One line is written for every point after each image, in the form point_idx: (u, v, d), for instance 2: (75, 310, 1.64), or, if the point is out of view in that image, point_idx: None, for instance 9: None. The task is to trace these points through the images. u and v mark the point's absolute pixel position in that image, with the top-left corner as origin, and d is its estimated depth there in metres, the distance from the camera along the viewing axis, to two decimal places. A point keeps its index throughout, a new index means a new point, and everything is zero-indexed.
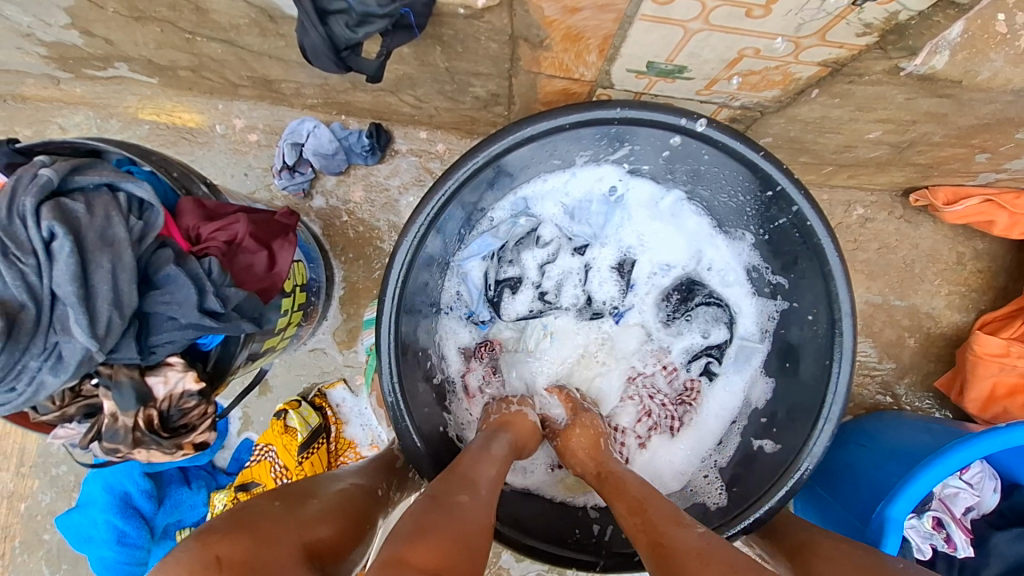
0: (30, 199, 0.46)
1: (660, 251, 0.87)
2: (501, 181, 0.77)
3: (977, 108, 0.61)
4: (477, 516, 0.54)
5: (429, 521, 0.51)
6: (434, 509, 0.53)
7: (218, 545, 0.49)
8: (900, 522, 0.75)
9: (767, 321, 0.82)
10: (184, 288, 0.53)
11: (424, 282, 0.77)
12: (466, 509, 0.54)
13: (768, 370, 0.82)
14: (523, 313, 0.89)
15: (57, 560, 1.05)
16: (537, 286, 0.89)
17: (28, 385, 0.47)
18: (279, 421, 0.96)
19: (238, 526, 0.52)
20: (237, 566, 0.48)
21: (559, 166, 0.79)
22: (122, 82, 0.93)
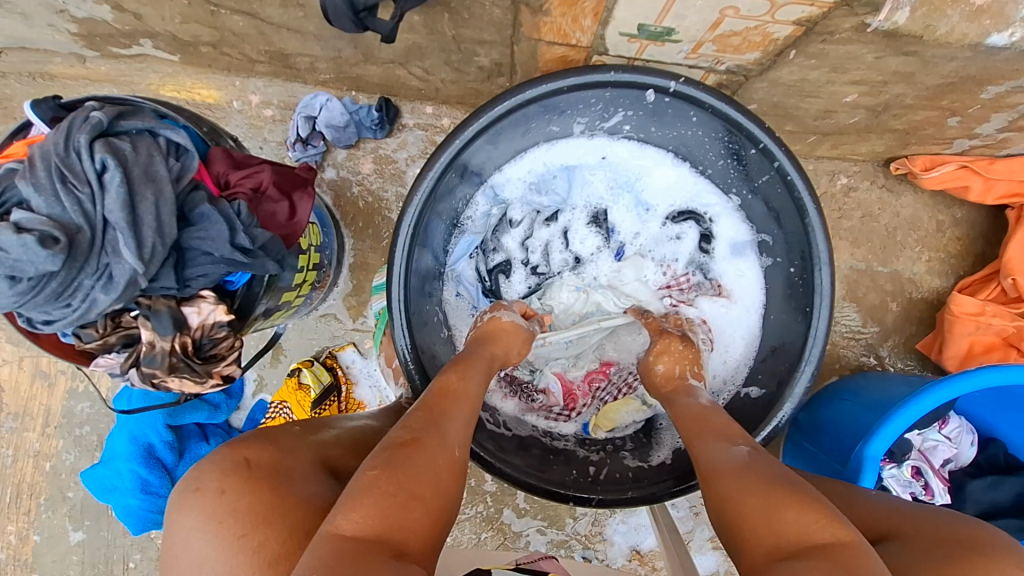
0: (84, 136, 0.52)
1: (635, 193, 0.92)
2: (473, 168, 0.82)
3: (941, 66, 0.67)
4: (434, 462, 0.55)
5: (381, 479, 0.51)
6: (389, 461, 0.53)
7: (245, 450, 0.59)
8: (877, 460, 0.80)
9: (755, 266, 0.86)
10: (217, 225, 0.59)
11: (422, 263, 0.81)
12: (425, 458, 0.55)
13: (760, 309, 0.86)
14: (523, 292, 0.93)
15: (80, 516, 1.10)
16: (526, 263, 0.93)
17: (82, 303, 0.52)
18: (293, 378, 1.02)
19: (265, 439, 0.62)
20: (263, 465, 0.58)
21: (520, 149, 0.85)
22: (145, 60, 0.98)
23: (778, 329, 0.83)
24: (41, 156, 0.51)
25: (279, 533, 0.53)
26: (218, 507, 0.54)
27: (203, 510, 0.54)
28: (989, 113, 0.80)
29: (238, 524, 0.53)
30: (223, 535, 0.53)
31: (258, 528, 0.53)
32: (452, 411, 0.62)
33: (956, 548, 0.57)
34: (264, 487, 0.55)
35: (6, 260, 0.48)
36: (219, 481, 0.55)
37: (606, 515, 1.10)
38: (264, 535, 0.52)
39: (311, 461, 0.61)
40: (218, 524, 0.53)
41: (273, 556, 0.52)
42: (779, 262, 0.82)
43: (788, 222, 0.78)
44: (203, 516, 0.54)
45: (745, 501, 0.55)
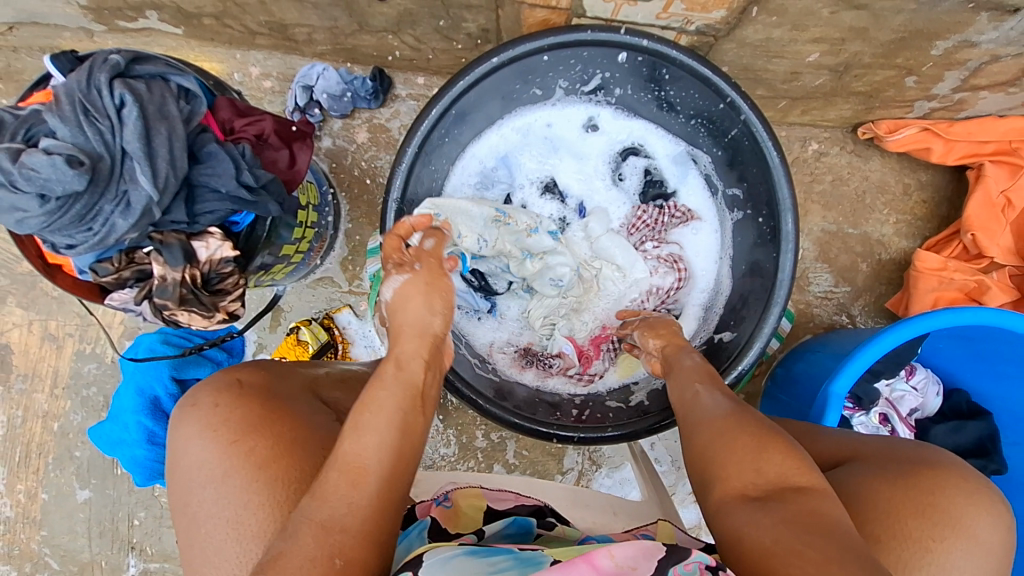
0: (104, 75, 0.59)
1: (586, 153, 0.98)
2: (428, 172, 0.87)
3: (890, 19, 0.75)
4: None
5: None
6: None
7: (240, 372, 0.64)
8: (841, 397, 0.85)
9: (720, 203, 0.93)
10: (223, 163, 0.64)
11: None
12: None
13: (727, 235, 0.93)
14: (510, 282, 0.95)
15: (87, 475, 1.14)
16: None
17: (102, 227, 0.59)
18: (292, 334, 1.07)
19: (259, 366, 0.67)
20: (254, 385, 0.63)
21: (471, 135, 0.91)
22: (150, 35, 1.02)
23: (745, 258, 0.89)
24: (66, 93, 0.58)
25: (268, 441, 0.56)
26: (212, 417, 0.58)
27: (199, 420, 0.58)
28: (942, 72, 0.87)
29: (229, 431, 0.57)
30: (218, 442, 0.57)
31: (247, 435, 0.56)
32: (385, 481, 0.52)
33: (908, 463, 0.61)
34: (255, 401, 0.59)
35: (36, 179, 0.54)
36: (213, 397, 0.60)
37: (593, 470, 1.14)
38: (254, 442, 0.56)
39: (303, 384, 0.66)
40: (212, 431, 0.57)
41: (262, 460, 0.55)
42: (747, 216, 0.88)
43: (744, 158, 0.84)
44: (200, 425, 0.58)
45: (735, 442, 0.60)
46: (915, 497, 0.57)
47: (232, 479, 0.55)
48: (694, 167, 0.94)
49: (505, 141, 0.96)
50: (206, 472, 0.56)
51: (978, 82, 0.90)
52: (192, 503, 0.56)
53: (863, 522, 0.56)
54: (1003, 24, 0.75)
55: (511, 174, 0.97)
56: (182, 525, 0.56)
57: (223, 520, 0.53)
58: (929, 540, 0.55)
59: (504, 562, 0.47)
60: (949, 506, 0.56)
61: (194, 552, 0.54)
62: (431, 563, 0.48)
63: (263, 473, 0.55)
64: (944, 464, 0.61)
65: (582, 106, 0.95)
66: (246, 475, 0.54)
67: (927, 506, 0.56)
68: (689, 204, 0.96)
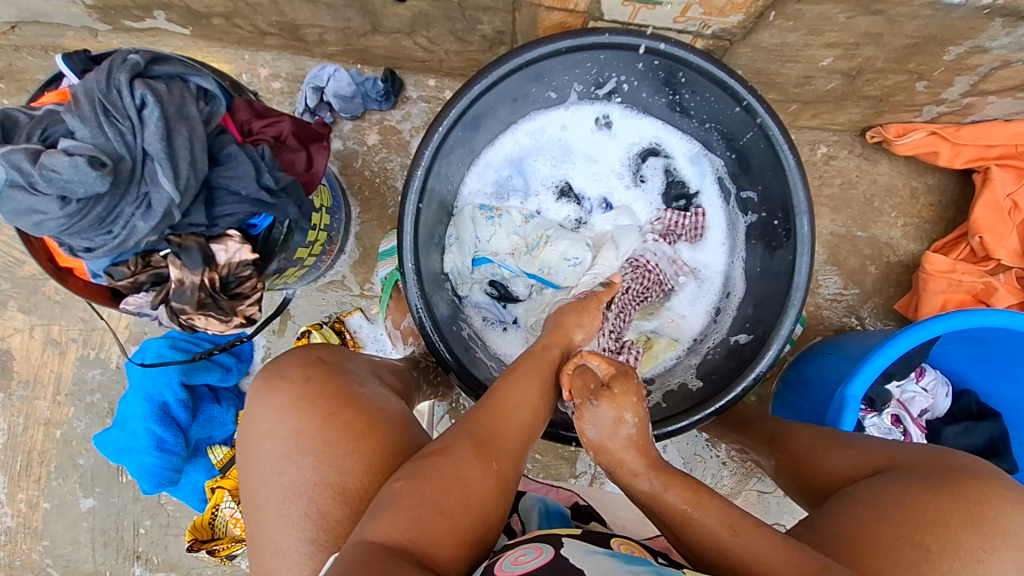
0: (124, 75, 0.57)
1: (597, 157, 0.98)
2: (444, 180, 0.86)
3: (905, 25, 0.75)
4: (462, 476, 0.55)
5: (406, 492, 0.53)
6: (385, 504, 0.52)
7: (320, 351, 0.68)
8: (857, 399, 0.85)
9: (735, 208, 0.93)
10: (243, 165, 0.63)
11: (428, 266, 0.85)
12: (452, 470, 0.55)
13: (741, 239, 0.92)
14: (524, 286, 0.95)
15: (91, 483, 1.12)
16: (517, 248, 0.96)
17: (122, 230, 0.58)
18: (303, 339, 1.06)
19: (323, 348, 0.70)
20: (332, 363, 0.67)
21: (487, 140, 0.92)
22: (157, 35, 1.01)
23: (760, 260, 0.89)
24: (85, 93, 0.57)
25: (361, 415, 0.61)
26: (304, 389, 0.62)
27: (291, 392, 0.62)
28: (952, 77, 0.87)
29: (327, 403, 0.61)
30: (315, 412, 0.61)
31: (344, 408, 0.61)
32: (498, 440, 0.60)
33: (949, 471, 0.61)
34: (340, 381, 0.64)
35: (56, 180, 0.53)
36: (303, 370, 0.64)
37: (606, 472, 1.13)
38: (349, 416, 0.60)
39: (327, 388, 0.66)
40: (308, 402, 0.61)
41: (360, 431, 0.60)
42: (762, 219, 0.87)
43: (758, 161, 0.84)
44: (293, 397, 0.62)
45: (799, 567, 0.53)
46: (962, 504, 0.57)
47: (333, 448, 0.58)
48: (711, 166, 0.93)
49: (519, 145, 0.96)
50: (307, 441, 0.59)
51: (987, 87, 0.91)
52: (288, 472, 0.58)
53: (912, 531, 0.56)
54: (1015, 31, 0.75)
55: (525, 180, 0.98)
56: (276, 495, 0.58)
57: (325, 484, 0.57)
58: (979, 551, 0.55)
59: (645, 573, 0.50)
60: (996, 515, 0.57)
61: (291, 519, 0.56)
62: (574, 550, 0.52)
63: (362, 443, 0.59)
64: (984, 472, 0.61)
65: (594, 108, 0.95)
66: (345, 445, 0.58)
67: (976, 517, 0.56)
68: (703, 206, 0.96)
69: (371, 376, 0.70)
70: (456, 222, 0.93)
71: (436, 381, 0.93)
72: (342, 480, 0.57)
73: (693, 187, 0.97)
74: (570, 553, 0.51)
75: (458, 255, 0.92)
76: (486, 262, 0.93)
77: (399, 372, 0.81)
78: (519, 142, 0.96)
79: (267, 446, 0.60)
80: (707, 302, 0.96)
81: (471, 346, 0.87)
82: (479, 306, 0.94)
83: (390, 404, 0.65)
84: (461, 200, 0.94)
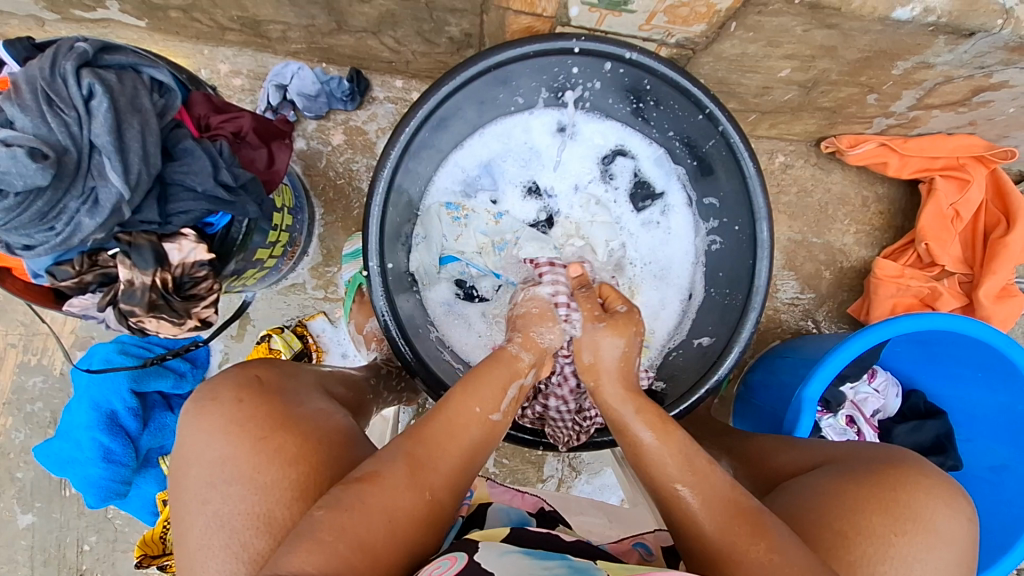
0: (70, 63, 0.55)
1: (565, 159, 0.99)
2: (412, 178, 0.85)
3: (858, 39, 0.77)
4: (391, 506, 0.53)
5: (327, 524, 0.49)
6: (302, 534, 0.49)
7: (256, 369, 0.64)
8: (813, 402, 0.87)
9: (700, 213, 0.94)
10: (200, 160, 0.61)
11: (393, 264, 0.84)
12: (379, 500, 0.53)
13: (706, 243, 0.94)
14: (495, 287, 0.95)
15: (30, 498, 1.06)
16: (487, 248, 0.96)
17: (66, 226, 0.55)
18: (263, 344, 1.03)
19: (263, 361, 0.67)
20: (270, 383, 0.63)
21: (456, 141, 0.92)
22: (108, 26, 0.96)
23: (721, 266, 0.90)
24: (27, 80, 0.53)
25: (296, 439, 0.57)
26: (236, 414, 0.58)
27: (221, 418, 0.58)
28: (901, 91, 0.92)
29: (258, 427, 0.57)
30: (244, 437, 0.56)
31: (277, 432, 0.57)
32: (434, 458, 0.58)
33: (876, 463, 0.64)
34: (277, 401, 0.60)
35: None
36: (235, 392, 0.60)
37: (572, 476, 1.14)
38: (283, 438, 0.57)
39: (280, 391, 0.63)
40: (238, 427, 0.57)
41: (291, 457, 0.56)
42: (724, 225, 0.89)
43: (717, 168, 0.86)
44: (223, 421, 0.57)
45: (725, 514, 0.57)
46: (875, 493, 0.59)
47: (263, 476, 0.54)
48: (677, 168, 0.94)
49: (488, 148, 0.96)
50: (233, 468, 0.55)
51: (932, 102, 0.95)
52: (212, 500, 0.54)
53: (833, 519, 0.58)
54: (957, 48, 0.77)
55: (494, 182, 0.98)
56: (199, 525, 0.53)
57: (252, 514, 0.53)
58: (891, 534, 0.57)
59: (554, 567, 0.50)
60: (910, 501, 0.59)
61: (213, 552, 0.52)
62: (488, 554, 0.52)
63: (294, 469, 0.55)
64: (908, 463, 0.64)
65: (560, 114, 0.96)
66: (276, 471, 0.55)
67: (891, 502, 0.59)
68: (669, 211, 0.97)
69: (310, 391, 0.66)
70: (423, 221, 0.92)
71: (398, 388, 0.92)
72: (269, 510, 0.53)
73: (661, 190, 0.97)
74: (484, 558, 0.51)
75: (425, 254, 0.92)
76: (453, 261, 0.94)
77: (348, 383, 0.78)
78: (491, 143, 0.96)
79: (187, 481, 0.56)
80: (673, 302, 0.96)
81: (437, 345, 0.87)
82: (445, 304, 0.93)
83: (332, 421, 0.62)
84: (428, 198, 0.94)
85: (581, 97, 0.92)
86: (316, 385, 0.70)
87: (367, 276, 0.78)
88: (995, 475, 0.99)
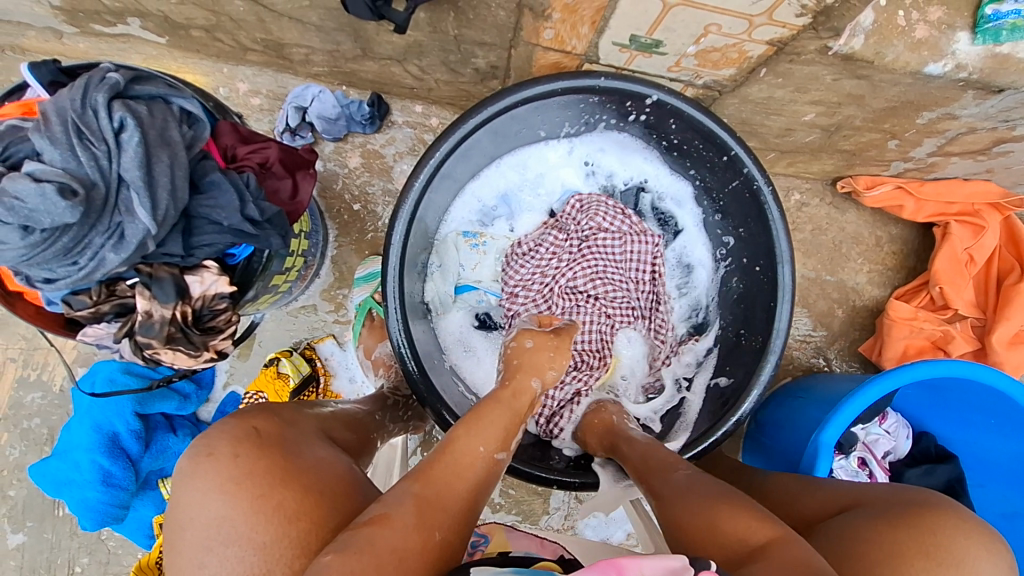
0: (102, 95, 0.54)
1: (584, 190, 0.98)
2: (431, 209, 0.84)
3: (886, 90, 0.77)
4: (400, 549, 0.49)
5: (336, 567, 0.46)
6: None
7: (253, 420, 0.61)
8: (830, 448, 0.86)
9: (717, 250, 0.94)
10: (227, 195, 0.60)
11: (410, 293, 0.83)
12: (388, 541, 0.49)
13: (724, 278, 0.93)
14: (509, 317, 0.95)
15: (22, 517, 1.03)
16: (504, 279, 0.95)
17: (90, 261, 0.54)
18: (271, 368, 1.01)
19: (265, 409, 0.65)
20: (268, 434, 0.60)
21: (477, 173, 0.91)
22: (128, 41, 0.95)
23: (735, 307, 0.90)
24: (57, 112, 0.52)
25: (297, 494, 0.54)
26: (231, 470, 0.55)
27: (218, 474, 0.55)
28: (923, 138, 0.92)
29: (256, 485, 0.54)
30: (241, 497, 0.54)
31: (276, 489, 0.54)
32: (444, 497, 0.55)
33: (910, 504, 0.61)
34: (276, 453, 0.57)
35: (21, 210, 0.49)
36: (233, 447, 0.57)
37: (579, 509, 1.12)
38: (281, 496, 0.54)
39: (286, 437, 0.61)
40: (235, 485, 0.54)
41: (292, 513, 0.53)
42: (744, 261, 0.88)
43: (738, 206, 0.86)
44: (218, 479, 0.54)
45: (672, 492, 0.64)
46: (912, 535, 0.58)
47: (260, 536, 0.52)
48: (697, 202, 0.93)
49: (506, 180, 0.95)
50: (230, 530, 0.52)
51: (951, 150, 0.95)
52: (209, 563, 0.52)
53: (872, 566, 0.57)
54: (983, 103, 0.78)
55: (510, 212, 0.97)
56: None
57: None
58: None
59: None
60: (949, 545, 0.57)
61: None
62: None
63: (294, 526, 0.53)
64: (948, 504, 0.61)
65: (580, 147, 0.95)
66: (275, 530, 0.52)
67: (935, 549, 0.57)
68: (687, 245, 0.97)
69: (313, 439, 0.64)
70: (440, 250, 0.91)
71: (405, 418, 0.90)
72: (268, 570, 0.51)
73: (682, 225, 0.96)
74: None
75: (441, 283, 0.91)
76: (470, 290, 0.95)
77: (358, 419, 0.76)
78: (510, 174, 0.95)
79: (187, 535, 0.53)
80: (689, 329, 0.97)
81: (452, 378, 0.86)
82: (460, 333, 0.92)
83: (335, 468, 0.61)
84: (446, 227, 0.93)
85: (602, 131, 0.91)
86: (318, 430, 0.67)
87: (384, 303, 0.77)
88: (1009, 522, 1.00)
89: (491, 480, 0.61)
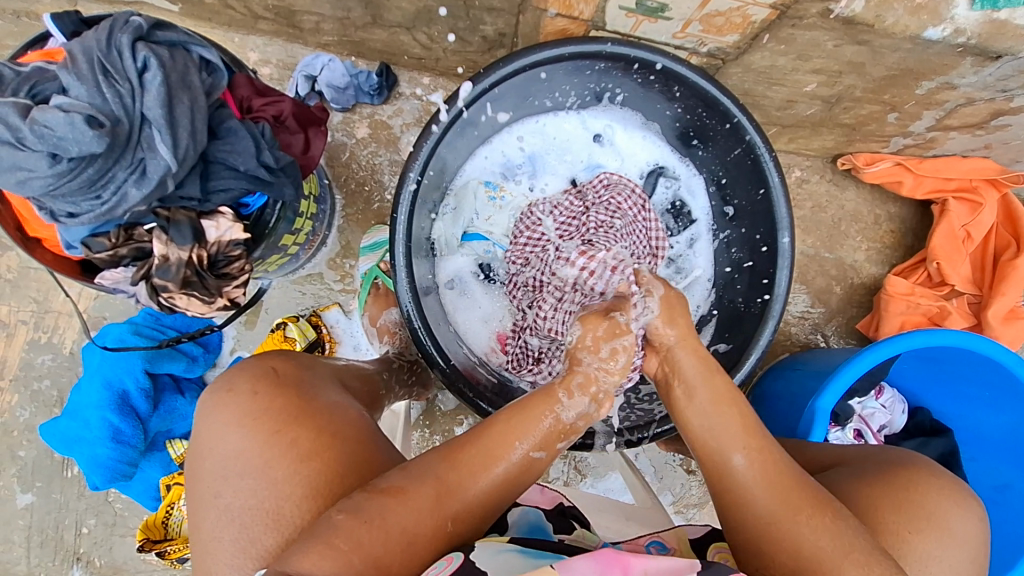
0: (127, 36, 0.56)
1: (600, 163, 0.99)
2: (451, 153, 0.86)
3: (886, 56, 0.79)
4: (410, 531, 0.52)
5: (343, 531, 0.50)
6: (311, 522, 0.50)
7: (272, 361, 0.64)
8: (826, 413, 0.87)
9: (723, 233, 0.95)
10: (244, 141, 0.62)
11: (418, 229, 0.84)
12: (399, 520, 0.52)
13: (726, 259, 0.94)
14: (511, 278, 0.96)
15: (30, 477, 1.04)
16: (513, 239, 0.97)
17: (112, 196, 0.56)
18: (278, 331, 1.03)
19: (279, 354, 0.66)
20: (287, 374, 0.62)
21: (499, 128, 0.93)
22: (141, 8, 0.96)
23: (735, 278, 0.92)
24: (83, 51, 0.54)
25: (311, 433, 0.57)
26: (250, 406, 0.58)
27: (237, 409, 0.58)
28: (921, 111, 0.94)
29: (273, 420, 0.57)
30: (258, 431, 0.56)
31: (291, 426, 0.57)
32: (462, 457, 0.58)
33: (886, 464, 0.64)
34: (291, 392, 0.60)
35: (49, 137, 0.51)
36: (251, 384, 0.59)
37: (578, 479, 1.13)
38: (296, 433, 0.56)
39: (303, 378, 0.63)
40: (253, 420, 0.57)
41: (304, 453, 0.55)
42: (749, 237, 0.89)
43: (742, 181, 0.87)
44: (238, 414, 0.57)
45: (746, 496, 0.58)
46: (891, 494, 0.59)
47: (274, 471, 0.54)
48: (709, 191, 0.95)
49: (525, 143, 0.96)
50: (243, 463, 0.55)
51: (950, 123, 0.97)
52: (224, 494, 0.54)
53: (846, 517, 0.58)
54: (982, 70, 0.79)
55: (533, 171, 0.98)
56: (211, 518, 0.54)
57: (261, 511, 0.53)
58: (904, 532, 0.57)
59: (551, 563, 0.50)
60: (924, 502, 0.59)
61: (222, 545, 0.53)
62: (483, 552, 0.52)
63: (306, 466, 0.55)
64: (917, 463, 0.63)
65: (600, 119, 0.96)
66: (288, 467, 0.54)
67: (904, 503, 0.58)
68: (698, 230, 0.98)
69: (328, 383, 0.66)
70: (458, 195, 0.94)
71: (409, 382, 0.91)
72: (278, 506, 0.53)
73: (694, 210, 0.98)
74: (478, 557, 0.51)
75: (451, 225, 0.93)
76: (479, 239, 0.96)
77: (363, 375, 0.78)
78: (530, 135, 0.97)
79: (207, 465, 0.56)
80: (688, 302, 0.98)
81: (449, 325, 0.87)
82: (460, 281, 0.94)
83: (349, 414, 0.62)
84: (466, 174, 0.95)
85: (616, 101, 0.93)
86: (333, 376, 0.70)
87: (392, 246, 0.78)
88: (1000, 494, 1.00)
89: (524, 477, 0.61)
